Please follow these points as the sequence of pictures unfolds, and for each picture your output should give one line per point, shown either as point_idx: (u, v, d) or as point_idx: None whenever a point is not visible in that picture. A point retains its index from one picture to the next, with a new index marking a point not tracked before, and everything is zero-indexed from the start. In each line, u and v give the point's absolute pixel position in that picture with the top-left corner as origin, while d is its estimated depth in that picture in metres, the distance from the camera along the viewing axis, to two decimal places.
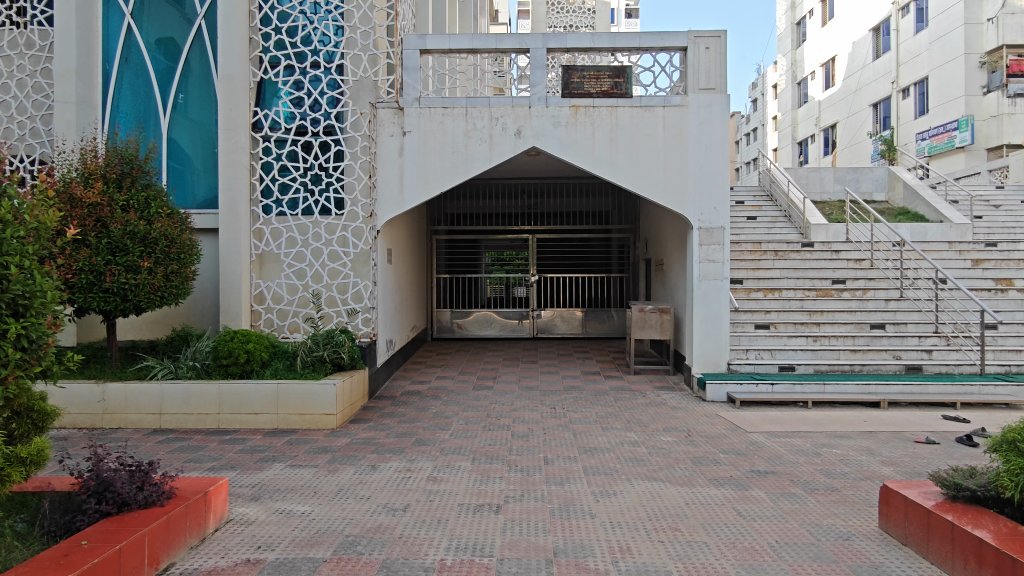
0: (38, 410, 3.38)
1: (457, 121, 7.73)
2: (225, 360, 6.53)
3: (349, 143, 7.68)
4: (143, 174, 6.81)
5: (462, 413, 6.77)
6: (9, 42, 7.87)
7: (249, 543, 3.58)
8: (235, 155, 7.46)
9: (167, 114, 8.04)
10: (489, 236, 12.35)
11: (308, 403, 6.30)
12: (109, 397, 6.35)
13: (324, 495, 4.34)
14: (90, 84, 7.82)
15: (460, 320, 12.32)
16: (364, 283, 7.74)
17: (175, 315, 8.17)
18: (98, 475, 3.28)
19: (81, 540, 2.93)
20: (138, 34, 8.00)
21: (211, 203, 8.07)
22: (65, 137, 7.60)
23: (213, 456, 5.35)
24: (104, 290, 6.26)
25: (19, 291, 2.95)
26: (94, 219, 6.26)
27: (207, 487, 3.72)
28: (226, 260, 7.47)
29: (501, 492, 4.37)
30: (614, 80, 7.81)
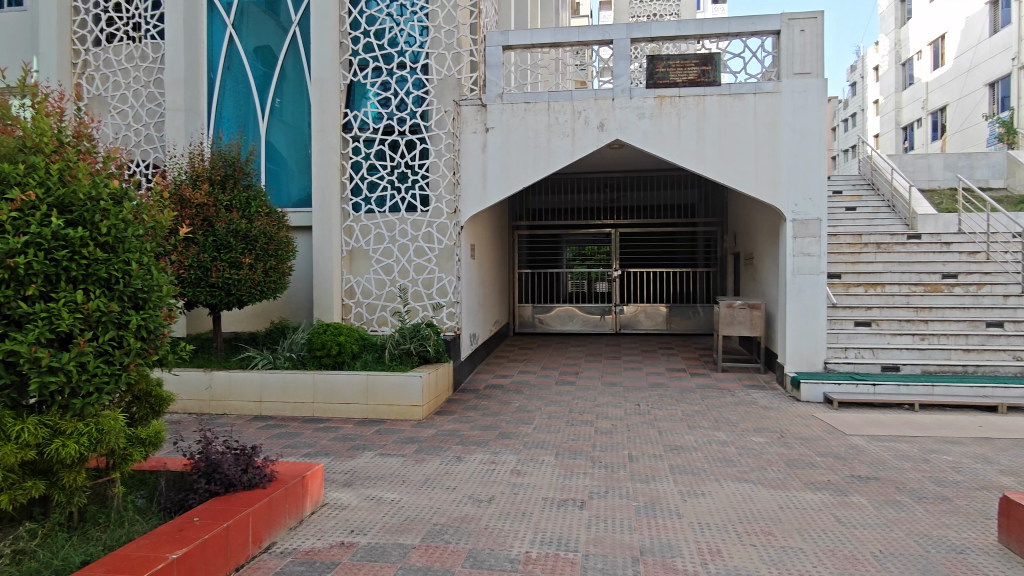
0: (156, 395, 3.63)
1: (539, 116, 7.72)
2: (319, 352, 6.83)
3: (434, 140, 7.87)
4: (244, 175, 7.21)
5: (545, 408, 6.79)
6: (126, 56, 8.60)
7: (343, 526, 3.73)
8: (326, 156, 7.79)
9: (265, 118, 8.47)
10: (571, 231, 12.30)
11: (396, 394, 6.50)
12: (216, 384, 6.79)
13: (412, 483, 4.47)
14: (196, 91, 8.37)
15: (542, 314, 12.31)
16: (448, 278, 7.87)
17: (273, 308, 8.63)
18: (207, 457, 3.52)
19: (193, 517, 3.15)
20: (238, 44, 8.48)
21: (305, 202, 8.46)
22: (176, 143, 8.23)
23: (308, 442, 5.62)
24: (210, 285, 6.69)
25: (139, 286, 3.19)
26: (201, 219, 6.70)
27: (304, 472, 3.90)
28: (319, 256, 7.81)
29: (585, 488, 4.35)
30: (701, 68, 7.57)
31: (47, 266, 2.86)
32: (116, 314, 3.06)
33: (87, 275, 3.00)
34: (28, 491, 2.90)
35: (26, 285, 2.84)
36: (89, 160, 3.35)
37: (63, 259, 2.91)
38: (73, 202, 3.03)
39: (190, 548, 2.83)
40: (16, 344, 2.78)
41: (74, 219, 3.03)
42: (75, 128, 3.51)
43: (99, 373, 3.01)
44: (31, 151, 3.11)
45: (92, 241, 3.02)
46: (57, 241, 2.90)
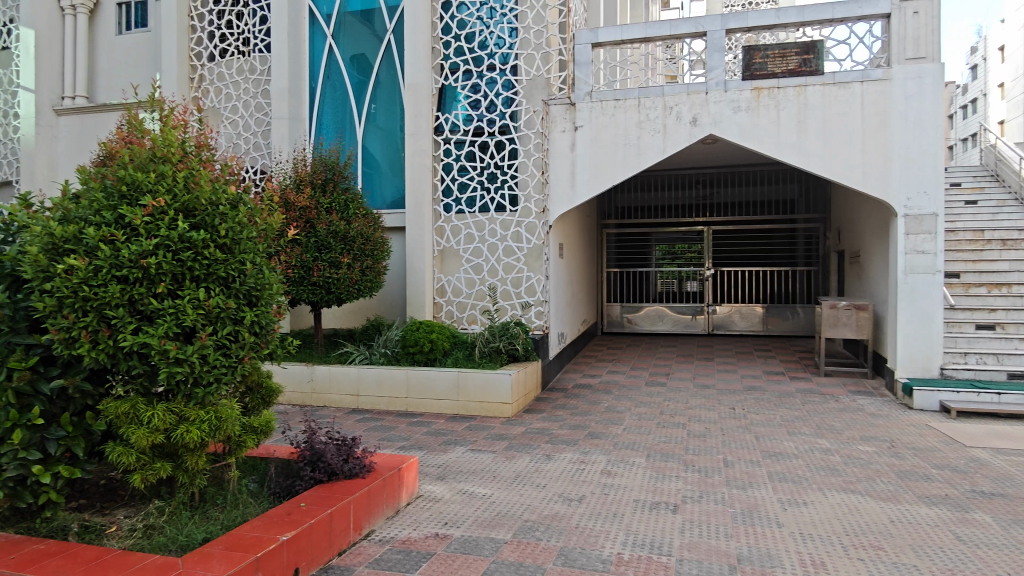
0: (266, 386, 3.88)
1: (629, 112, 7.62)
2: (412, 348, 7.06)
3: (522, 140, 7.94)
4: (343, 178, 7.54)
5: (635, 408, 6.70)
6: (237, 69, 9.22)
7: (437, 518, 3.84)
8: (419, 158, 8.03)
9: (361, 123, 8.82)
10: (660, 229, 12.04)
11: (486, 392, 6.60)
12: (317, 377, 7.16)
13: (503, 480, 4.54)
14: (298, 100, 8.87)
15: (630, 314, 12.14)
16: (536, 277, 7.91)
17: (369, 306, 8.99)
18: (312, 446, 3.75)
19: (301, 502, 3.36)
20: (337, 53, 8.88)
21: (398, 203, 8.75)
22: (281, 149, 8.73)
23: (403, 436, 5.82)
24: (312, 283, 7.05)
25: (252, 284, 3.42)
26: (304, 221, 7.08)
27: (400, 464, 4.05)
28: (412, 256, 8.07)
29: (678, 491, 4.26)
30: (802, 57, 7.25)
31: (174, 266, 3.12)
32: (233, 310, 3.29)
33: (208, 274, 3.25)
34: (157, 471, 3.18)
35: (157, 283, 3.11)
36: (210, 167, 3.62)
37: (187, 259, 3.16)
38: (196, 207, 3.29)
39: (298, 531, 3.01)
40: (148, 336, 3.04)
41: (197, 222, 3.28)
42: (198, 140, 3.82)
43: (218, 364, 3.25)
44: (160, 161, 3.40)
45: (213, 243, 3.27)
46: (182, 243, 3.15)
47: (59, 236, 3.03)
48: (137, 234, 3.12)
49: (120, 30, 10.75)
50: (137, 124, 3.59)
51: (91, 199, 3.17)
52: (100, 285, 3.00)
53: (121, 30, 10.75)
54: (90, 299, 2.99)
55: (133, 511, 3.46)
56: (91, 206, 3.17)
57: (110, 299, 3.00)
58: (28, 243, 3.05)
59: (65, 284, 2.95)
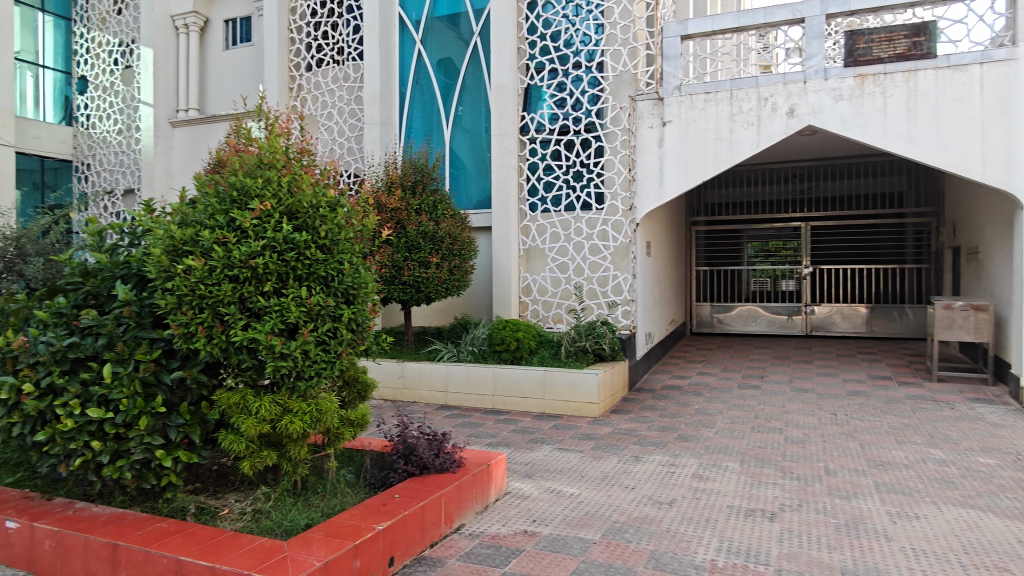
0: (362, 381, 4.04)
1: (720, 105, 7.37)
2: (498, 347, 7.15)
3: (609, 138, 7.85)
4: (432, 180, 7.74)
5: (727, 412, 6.49)
6: (333, 78, 9.64)
7: (526, 515, 3.87)
8: (506, 158, 8.10)
9: (449, 125, 9.00)
10: (752, 226, 11.58)
11: (573, 391, 6.58)
12: (407, 373, 7.39)
13: (591, 480, 4.51)
14: (389, 105, 9.16)
15: (721, 314, 11.74)
16: (624, 276, 7.81)
17: (458, 304, 9.17)
18: (405, 440, 3.88)
19: (395, 493, 3.48)
20: (425, 57, 9.11)
21: (485, 203, 8.86)
22: (373, 153, 9.04)
23: (490, 433, 5.90)
24: (402, 282, 7.27)
25: (350, 283, 3.57)
26: (395, 222, 7.30)
27: (489, 460, 4.11)
28: (499, 255, 8.16)
29: (775, 499, 4.08)
30: (911, 40, 6.78)
31: (279, 265, 3.31)
32: (331, 308, 3.44)
33: (310, 273, 3.42)
34: (264, 459, 3.38)
35: (264, 282, 3.30)
36: (310, 172, 3.82)
37: (291, 259, 3.34)
38: (298, 210, 3.47)
39: (393, 521, 3.13)
40: (257, 332, 3.23)
41: (300, 224, 3.46)
42: (300, 146, 4.03)
43: (319, 359, 3.42)
44: (267, 167, 3.63)
45: (314, 244, 3.43)
46: (286, 245, 3.34)
47: (178, 239, 3.28)
48: (247, 236, 3.32)
49: (227, 46, 11.49)
50: (245, 134, 3.84)
51: (206, 204, 3.41)
52: (215, 283, 3.22)
53: (228, 45, 11.49)
54: (206, 297, 3.21)
55: (242, 495, 3.69)
56: (207, 211, 3.41)
57: (223, 297, 3.21)
58: (152, 246, 3.32)
59: (184, 283, 3.18)
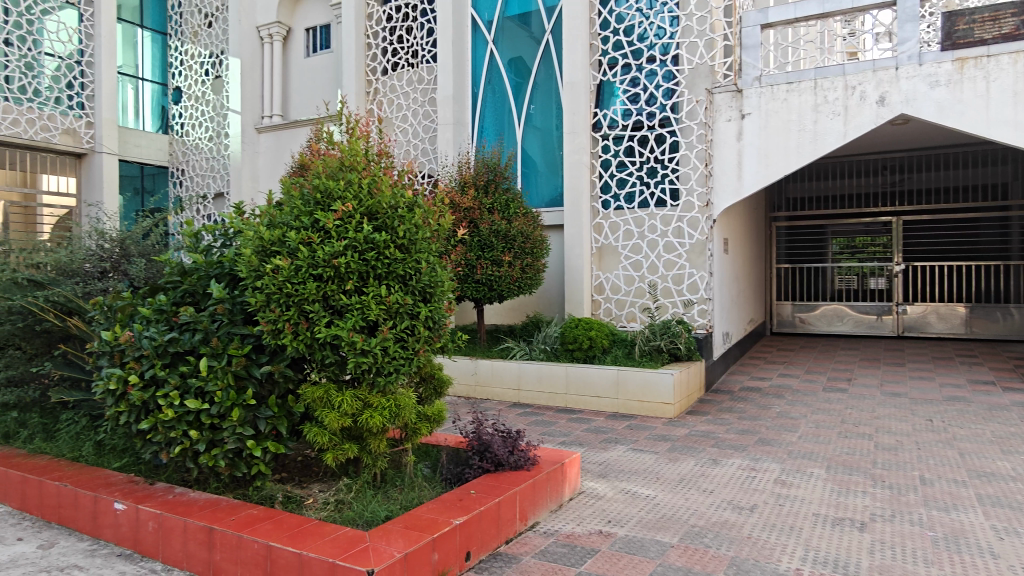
0: (438, 377, 4.12)
1: (803, 95, 7.07)
2: (571, 345, 7.14)
3: (684, 132, 7.69)
4: (504, 179, 7.80)
5: (811, 416, 6.21)
6: (408, 81, 9.87)
7: (600, 516, 3.84)
8: (578, 155, 8.04)
9: (521, 124, 9.03)
10: (837, 221, 11.05)
11: (648, 391, 6.48)
12: (480, 371, 7.48)
13: (667, 482, 4.43)
14: (462, 106, 9.28)
15: (804, 313, 11.28)
16: (700, 274, 7.61)
17: (529, 302, 9.19)
18: (480, 437, 3.93)
19: (471, 489, 3.53)
20: (498, 57, 9.18)
21: (556, 201, 8.85)
22: (447, 154, 9.18)
23: (564, 431, 5.89)
24: (475, 281, 7.36)
25: (427, 281, 3.65)
26: (468, 221, 7.40)
27: (563, 459, 4.10)
28: (571, 253, 8.13)
29: (865, 508, 3.88)
30: (1020, 19, 6.31)
31: (360, 265, 3.41)
32: (409, 306, 3.53)
33: (389, 272, 3.51)
34: (346, 451, 3.50)
35: (346, 281, 3.41)
36: (389, 174, 3.93)
37: (371, 258, 3.44)
38: (378, 211, 3.58)
39: (469, 515, 3.17)
40: (340, 329, 3.34)
41: (379, 224, 3.56)
42: (378, 149, 4.15)
43: (398, 356, 3.52)
44: (348, 169, 3.75)
45: (393, 244, 3.52)
46: (366, 245, 3.44)
47: (267, 240, 3.43)
48: (330, 236, 3.44)
49: (308, 53, 11.94)
50: (328, 137, 3.99)
51: (292, 205, 3.56)
52: (300, 282, 3.35)
53: (309, 52, 11.93)
54: (292, 295, 3.34)
55: (326, 486, 3.84)
56: (293, 213, 3.56)
57: (308, 295, 3.34)
58: (243, 246, 3.49)
59: (272, 281, 3.33)
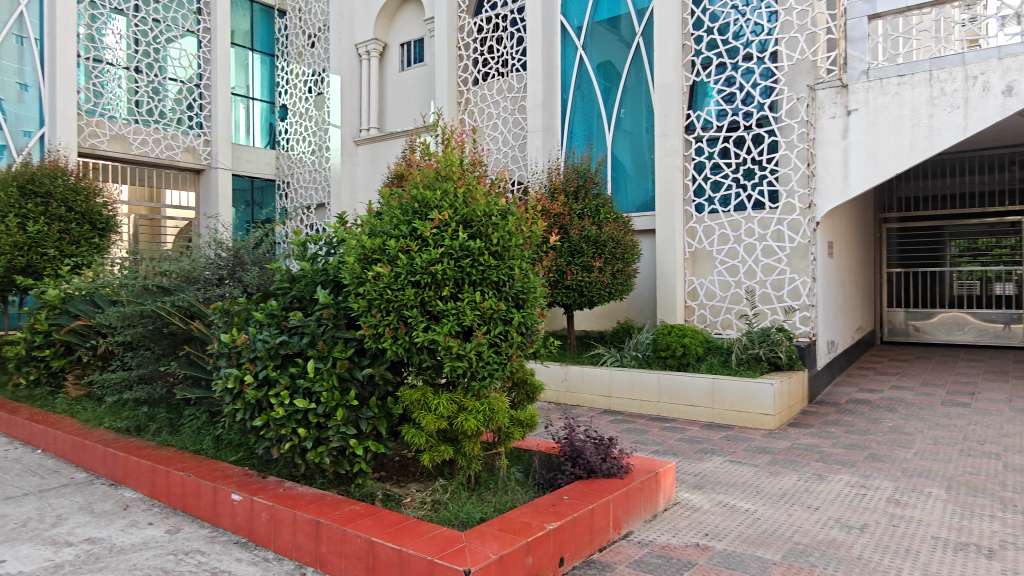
0: (530, 383, 4.15)
1: (917, 88, 6.61)
2: (663, 352, 7.00)
3: (784, 131, 7.38)
4: (594, 184, 7.78)
5: (928, 431, 5.77)
6: (498, 89, 10.04)
7: (697, 528, 3.73)
8: (670, 159, 7.88)
9: (611, 129, 8.97)
10: (956, 221, 10.23)
11: (746, 401, 6.25)
12: (571, 376, 7.49)
13: (768, 496, 4.25)
14: (551, 112, 9.35)
15: (918, 321, 10.55)
16: (802, 279, 7.25)
17: (620, 308, 9.10)
18: (571, 443, 3.93)
19: (563, 495, 3.53)
20: (587, 62, 9.17)
21: (647, 206, 8.70)
22: (537, 161, 9.27)
23: (657, 440, 5.78)
24: (566, 287, 7.36)
25: (520, 287, 3.70)
26: (558, 227, 7.41)
27: (657, 469, 4.02)
28: (663, 257, 7.98)
29: (993, 534, 3.56)
30: None
31: (456, 271, 3.50)
32: (503, 312, 3.59)
33: (483, 278, 3.58)
34: (442, 453, 3.60)
35: (442, 287, 3.51)
36: (483, 183, 4.02)
37: (466, 265, 3.52)
38: (473, 219, 3.66)
39: (561, 521, 3.18)
40: (436, 334, 3.44)
41: (474, 232, 3.65)
42: (472, 159, 4.26)
43: (492, 360, 3.58)
44: (443, 179, 3.87)
45: (486, 251, 3.60)
46: (462, 251, 3.53)
47: (368, 248, 3.59)
48: (427, 244, 3.56)
49: (402, 67, 12.36)
50: (425, 149, 4.15)
51: (391, 215, 3.70)
52: (400, 288, 3.48)
53: (404, 66, 12.36)
54: (392, 301, 3.48)
55: (423, 486, 3.96)
56: (392, 222, 3.70)
57: (406, 301, 3.47)
58: (346, 255, 3.67)
59: (373, 288, 3.48)
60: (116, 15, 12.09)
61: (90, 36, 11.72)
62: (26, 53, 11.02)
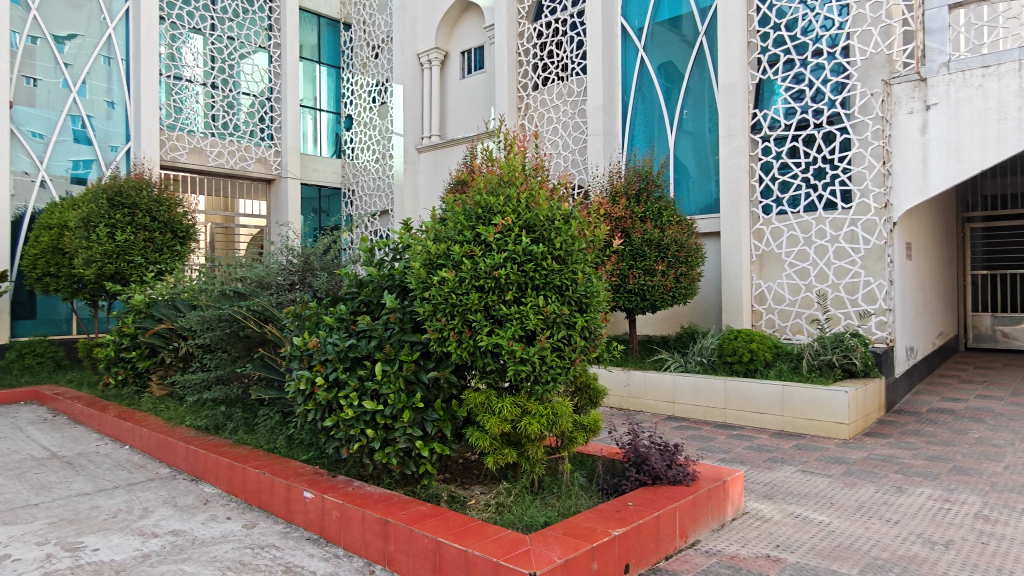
0: (593, 387, 4.14)
1: (1004, 79, 6.17)
2: (730, 358, 6.84)
3: (857, 129, 7.10)
4: (656, 187, 7.67)
5: (1020, 443, 5.42)
6: (558, 94, 10.05)
7: (767, 539, 3.63)
8: (735, 160, 7.69)
9: (673, 130, 8.83)
10: None
11: (818, 409, 6.02)
12: (633, 382, 7.40)
13: (843, 508, 4.08)
14: (612, 115, 9.29)
15: (1006, 327, 9.96)
16: (877, 282, 6.94)
17: (684, 313, 8.93)
18: (636, 449, 3.89)
19: (628, 501, 3.50)
20: (648, 63, 9.06)
21: (711, 208, 8.52)
22: (597, 164, 9.22)
23: (723, 448, 5.65)
24: (628, 291, 7.30)
25: (583, 291, 3.68)
26: (620, 230, 7.35)
27: (725, 476, 3.93)
28: (728, 260, 7.78)
29: None
30: None
31: (519, 276, 3.53)
32: (567, 316, 3.58)
33: (546, 283, 3.59)
34: (506, 456, 3.64)
35: (506, 291, 3.54)
36: (546, 188, 4.04)
37: (529, 269, 3.54)
38: (536, 224, 3.68)
39: (627, 528, 3.15)
40: (500, 337, 3.47)
41: (537, 236, 3.66)
42: (534, 164, 4.28)
43: (555, 364, 3.59)
44: (506, 184, 3.91)
45: (550, 255, 3.60)
46: (525, 256, 3.55)
47: (434, 254, 3.66)
48: (491, 249, 3.60)
49: (463, 75, 12.55)
50: (489, 155, 4.20)
51: (456, 220, 3.76)
52: (464, 293, 3.53)
53: (464, 74, 12.54)
54: (456, 305, 3.53)
55: (487, 488, 4.00)
56: (456, 227, 3.76)
57: (471, 305, 3.51)
58: (412, 260, 3.75)
59: (438, 292, 3.54)
60: (194, 34, 12.74)
61: (170, 55, 12.40)
62: (114, 72, 11.67)
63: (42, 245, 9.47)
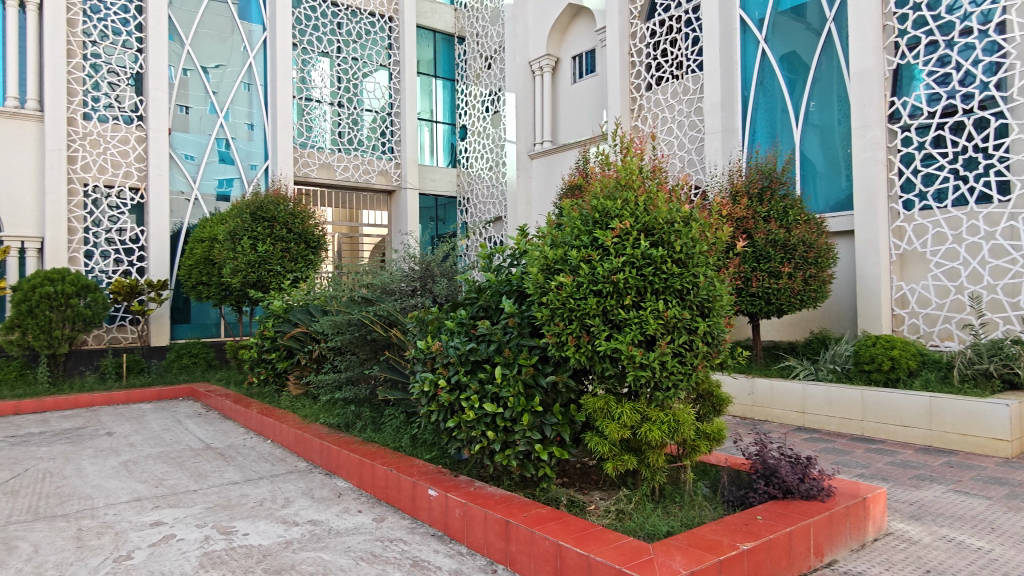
0: (716, 395, 4.01)
1: None
2: (868, 366, 6.35)
3: (1016, 112, 6.45)
4: (781, 185, 7.29)
5: None
6: (673, 92, 9.80)
7: (916, 563, 3.33)
8: (871, 152, 7.14)
9: (799, 124, 8.36)
10: None
11: (973, 424, 5.46)
12: (758, 390, 7.07)
13: (1006, 534, 3.67)
14: (731, 112, 8.93)
15: None
16: None
17: (813, 317, 8.42)
18: (764, 460, 3.71)
19: (757, 514, 3.34)
20: (770, 55, 8.64)
21: (844, 205, 7.97)
22: (716, 163, 8.89)
23: (861, 463, 5.25)
24: (751, 294, 6.97)
25: (705, 295, 3.56)
26: (743, 231, 7.04)
27: (864, 493, 3.65)
28: (864, 261, 7.21)
29: None
30: None
31: (638, 280, 3.48)
32: (688, 321, 3.49)
33: (666, 287, 3.51)
34: (625, 462, 3.60)
35: (624, 296, 3.50)
36: (665, 190, 3.96)
37: (649, 273, 3.49)
38: (655, 226, 3.61)
39: (756, 542, 3.00)
40: (619, 343, 3.43)
41: (656, 239, 3.60)
42: (651, 165, 4.20)
43: (675, 370, 3.50)
44: (624, 188, 3.87)
45: (669, 259, 3.52)
46: (644, 260, 3.50)
47: (550, 258, 3.69)
48: (609, 253, 3.58)
49: (575, 79, 12.57)
50: (604, 158, 4.17)
51: (572, 226, 3.77)
52: (582, 297, 3.52)
53: (576, 78, 12.56)
54: (574, 310, 3.54)
55: (607, 494, 3.98)
56: (573, 232, 3.76)
57: (589, 310, 3.50)
58: (529, 266, 3.80)
59: (557, 296, 3.56)
60: (323, 57, 13.66)
61: (301, 78, 13.36)
62: (254, 97, 12.79)
63: (195, 256, 10.49)
